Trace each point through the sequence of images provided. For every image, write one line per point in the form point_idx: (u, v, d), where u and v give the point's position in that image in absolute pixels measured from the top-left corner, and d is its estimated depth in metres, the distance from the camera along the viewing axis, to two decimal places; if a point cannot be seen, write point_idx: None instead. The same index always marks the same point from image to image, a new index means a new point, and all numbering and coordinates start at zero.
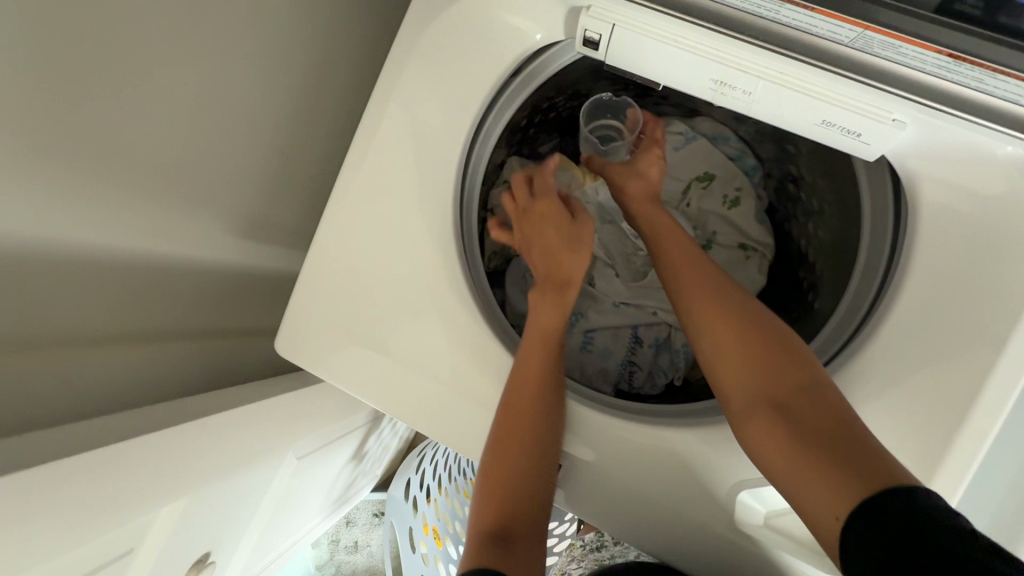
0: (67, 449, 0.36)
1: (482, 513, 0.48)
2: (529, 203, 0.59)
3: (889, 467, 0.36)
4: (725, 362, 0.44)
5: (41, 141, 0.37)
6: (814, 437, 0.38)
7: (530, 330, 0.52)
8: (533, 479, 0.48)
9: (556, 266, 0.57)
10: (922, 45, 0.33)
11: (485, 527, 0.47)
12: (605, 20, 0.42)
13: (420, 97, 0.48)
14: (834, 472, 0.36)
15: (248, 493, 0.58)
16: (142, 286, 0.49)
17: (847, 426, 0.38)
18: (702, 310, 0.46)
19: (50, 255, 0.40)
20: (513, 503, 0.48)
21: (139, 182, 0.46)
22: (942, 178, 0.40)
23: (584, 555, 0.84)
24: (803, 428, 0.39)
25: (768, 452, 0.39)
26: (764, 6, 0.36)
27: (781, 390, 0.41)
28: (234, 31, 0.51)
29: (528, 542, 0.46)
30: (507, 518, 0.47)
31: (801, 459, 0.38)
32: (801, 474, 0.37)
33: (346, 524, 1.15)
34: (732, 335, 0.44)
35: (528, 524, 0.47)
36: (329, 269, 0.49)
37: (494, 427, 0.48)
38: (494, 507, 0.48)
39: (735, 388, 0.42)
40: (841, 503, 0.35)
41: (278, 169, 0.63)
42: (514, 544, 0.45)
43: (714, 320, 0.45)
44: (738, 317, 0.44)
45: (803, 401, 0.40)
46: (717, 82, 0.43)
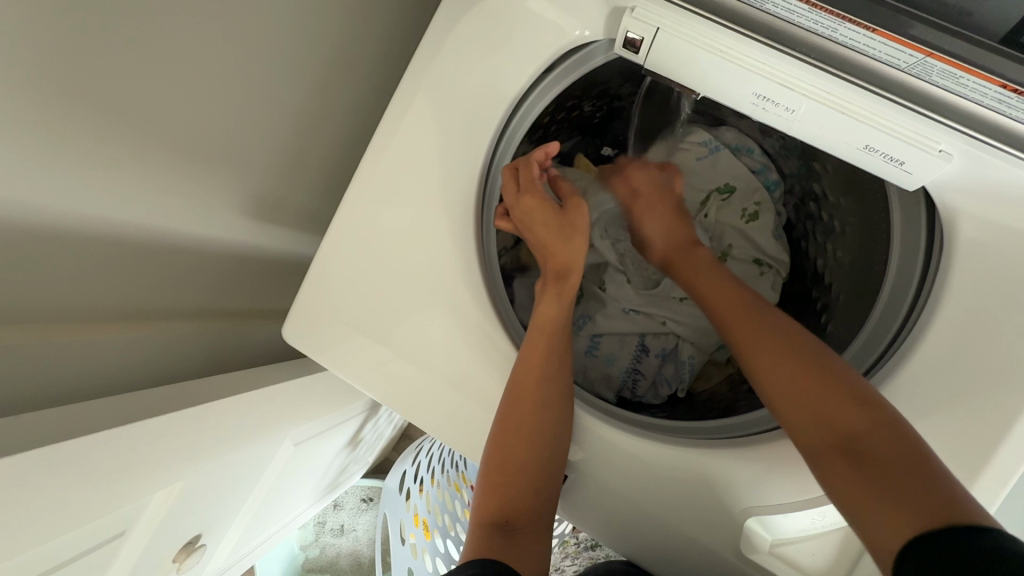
0: (68, 429, 0.35)
1: (486, 509, 0.46)
2: (515, 199, 0.53)
3: (958, 502, 0.33)
4: (782, 393, 0.41)
5: (58, 111, 0.36)
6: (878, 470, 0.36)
7: (534, 324, 0.50)
8: (541, 475, 0.46)
9: (556, 258, 0.54)
10: (987, 77, 0.33)
11: (489, 523, 0.45)
12: (650, 22, 0.41)
13: (450, 88, 0.47)
14: (899, 504, 0.34)
15: (243, 478, 0.57)
16: (150, 265, 0.48)
17: (914, 460, 0.35)
18: (755, 340, 0.44)
19: (60, 228, 0.39)
20: (521, 500, 0.45)
21: (154, 157, 0.45)
22: (983, 216, 0.39)
23: (578, 552, 0.83)
24: (866, 461, 0.36)
25: (834, 484, 0.37)
26: (823, 23, 0.36)
27: (840, 423, 0.38)
28: (265, 6, 0.49)
29: (535, 539, 0.44)
30: (513, 514, 0.45)
31: (870, 495, 0.35)
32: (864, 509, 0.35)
33: (334, 508, 1.14)
34: (789, 369, 0.41)
35: (537, 522, 0.45)
36: (343, 259, 0.48)
37: (496, 420, 0.46)
38: (499, 503, 0.45)
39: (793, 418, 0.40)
40: (911, 535, 0.33)
41: (298, 150, 0.62)
42: (520, 543, 0.43)
43: (771, 355, 0.43)
44: (795, 346, 0.42)
45: (863, 433, 0.37)
46: (760, 97, 0.41)
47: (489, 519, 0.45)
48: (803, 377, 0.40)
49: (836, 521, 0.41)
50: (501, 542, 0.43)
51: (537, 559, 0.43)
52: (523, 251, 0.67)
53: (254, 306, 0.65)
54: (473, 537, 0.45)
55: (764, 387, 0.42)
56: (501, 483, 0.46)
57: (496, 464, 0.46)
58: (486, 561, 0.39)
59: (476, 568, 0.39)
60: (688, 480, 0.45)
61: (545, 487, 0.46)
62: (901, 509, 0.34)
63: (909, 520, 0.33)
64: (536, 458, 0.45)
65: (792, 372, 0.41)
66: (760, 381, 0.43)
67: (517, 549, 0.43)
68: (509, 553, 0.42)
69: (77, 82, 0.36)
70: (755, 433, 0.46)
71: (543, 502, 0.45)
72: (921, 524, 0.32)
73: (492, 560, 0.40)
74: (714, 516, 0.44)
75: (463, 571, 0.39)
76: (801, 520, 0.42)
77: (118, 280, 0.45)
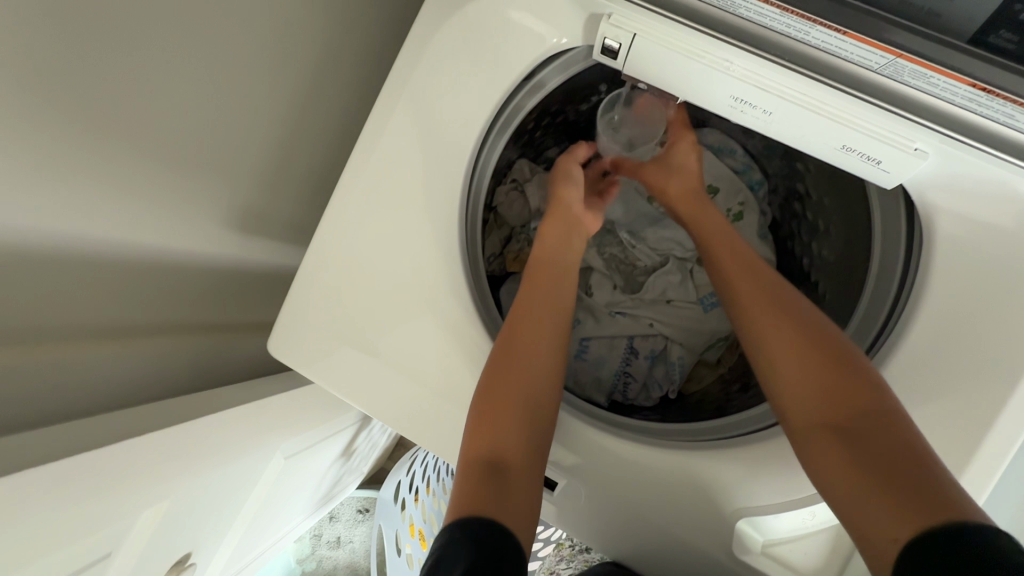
0: (52, 453, 0.35)
1: (475, 447, 0.45)
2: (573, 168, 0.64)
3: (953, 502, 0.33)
4: (782, 371, 0.42)
5: (35, 135, 0.36)
6: (869, 456, 0.37)
7: (522, 317, 0.51)
8: (533, 428, 0.46)
9: (540, 256, 0.56)
10: (957, 77, 0.33)
11: (481, 466, 0.43)
12: (626, 28, 0.41)
13: (432, 97, 0.47)
14: (885, 488, 0.35)
15: (232, 494, 0.56)
16: (133, 283, 0.48)
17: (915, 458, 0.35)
18: (758, 320, 0.45)
19: (39, 250, 0.39)
20: (515, 442, 0.45)
21: (134, 176, 0.45)
22: (960, 212, 0.39)
23: (573, 555, 0.82)
24: (859, 448, 0.37)
25: (830, 469, 0.37)
26: (795, 26, 0.36)
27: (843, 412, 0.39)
28: (243, 20, 0.49)
29: (529, 486, 0.43)
30: (508, 457, 0.44)
31: (855, 476, 0.36)
32: (848, 491, 0.36)
33: (330, 520, 1.13)
34: (794, 353, 0.42)
35: (530, 471, 0.44)
36: (327, 271, 0.48)
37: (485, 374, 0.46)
38: (490, 445, 0.44)
39: (793, 401, 0.41)
40: (894, 520, 0.34)
41: (281, 162, 0.61)
42: (512, 490, 0.42)
43: (777, 341, 0.43)
44: (800, 330, 0.43)
45: (868, 425, 0.38)
46: (737, 100, 0.42)
47: (477, 458, 0.44)
48: (803, 359, 0.42)
49: (825, 520, 0.42)
50: (495, 486, 0.42)
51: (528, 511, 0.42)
52: (511, 257, 0.68)
53: (240, 320, 0.64)
54: (462, 481, 0.43)
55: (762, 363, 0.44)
56: (494, 426, 0.45)
57: (492, 408, 0.45)
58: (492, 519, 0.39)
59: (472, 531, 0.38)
60: (678, 483, 0.44)
61: (534, 444, 0.45)
62: (885, 494, 0.35)
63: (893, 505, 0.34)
64: (528, 411, 0.46)
65: (799, 358, 0.42)
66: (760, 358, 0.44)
67: (509, 500, 0.42)
68: (501, 505, 0.41)
69: (49, 99, 0.36)
70: (743, 434, 0.47)
71: (537, 455, 0.45)
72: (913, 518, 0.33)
73: (481, 521, 0.39)
74: (706, 519, 0.44)
75: (453, 535, 0.38)
76: (791, 519, 0.42)
77: (98, 298, 0.45)
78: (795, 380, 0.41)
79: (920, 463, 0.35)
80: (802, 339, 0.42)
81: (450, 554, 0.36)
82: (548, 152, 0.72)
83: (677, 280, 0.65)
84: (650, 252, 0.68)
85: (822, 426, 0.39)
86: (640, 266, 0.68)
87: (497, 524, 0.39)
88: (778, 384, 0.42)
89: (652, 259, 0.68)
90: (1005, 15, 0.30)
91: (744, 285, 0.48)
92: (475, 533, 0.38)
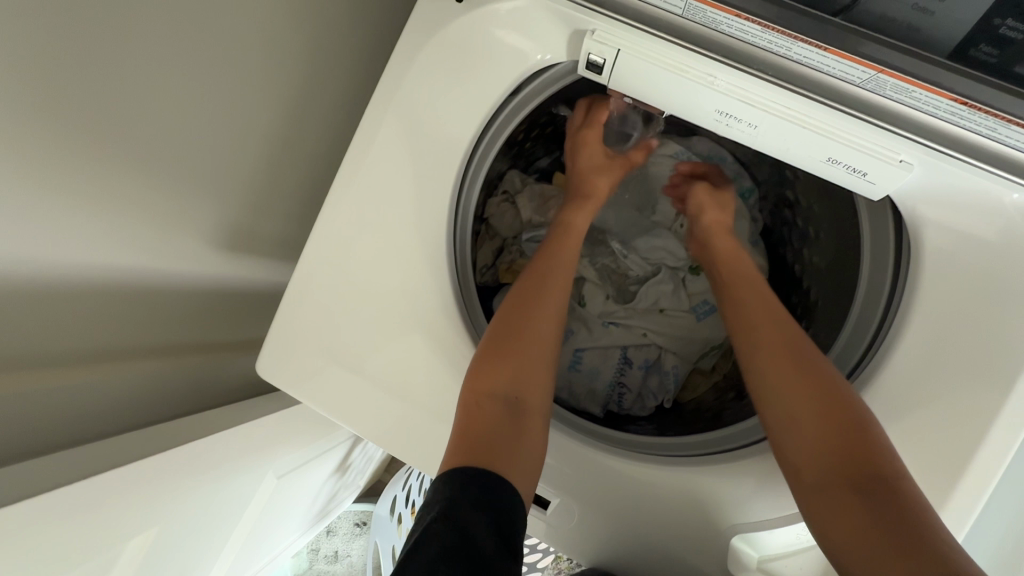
0: (37, 486, 0.34)
1: (486, 385, 0.44)
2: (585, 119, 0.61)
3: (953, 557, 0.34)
4: (791, 418, 0.42)
5: (18, 165, 0.35)
6: (877, 508, 0.37)
7: (505, 319, 0.50)
8: (541, 379, 0.47)
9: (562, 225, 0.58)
10: (937, 91, 0.34)
11: (492, 406, 0.44)
12: (609, 44, 0.41)
13: (420, 114, 0.47)
14: (892, 541, 0.35)
15: (225, 516, 0.56)
16: (121, 306, 0.47)
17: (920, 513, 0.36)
18: (767, 365, 0.45)
19: (23, 278, 0.38)
20: (526, 387, 0.46)
21: (120, 199, 0.44)
22: (946, 223, 0.39)
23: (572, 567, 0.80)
24: (867, 499, 0.37)
25: (834, 519, 0.38)
26: (776, 43, 0.36)
27: (852, 461, 0.38)
28: (230, 41, 0.49)
29: (540, 427, 0.45)
30: (518, 403, 0.45)
31: (861, 529, 0.37)
32: (861, 549, 0.36)
33: (327, 534, 1.12)
34: (806, 408, 0.41)
35: (540, 415, 0.46)
36: (315, 290, 0.47)
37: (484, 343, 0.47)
38: (501, 385, 0.45)
39: (800, 448, 0.41)
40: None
41: (270, 179, 0.61)
42: (522, 434, 0.44)
43: (785, 385, 0.43)
44: (808, 375, 0.42)
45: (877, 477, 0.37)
46: (722, 113, 0.42)
47: (488, 397, 0.44)
48: (811, 407, 0.41)
49: None
50: (509, 427, 0.43)
51: (540, 453, 0.44)
52: (503, 268, 0.67)
53: (231, 338, 0.64)
54: (473, 419, 0.43)
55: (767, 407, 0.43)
56: (506, 369, 0.45)
57: (505, 357, 0.46)
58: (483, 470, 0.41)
59: (481, 491, 0.40)
60: (671, 499, 0.44)
61: (543, 393, 0.47)
62: (891, 547, 0.35)
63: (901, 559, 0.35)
64: (535, 362, 0.48)
65: (809, 408, 0.41)
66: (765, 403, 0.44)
67: (519, 446, 0.43)
68: (512, 451, 0.42)
69: (30, 129, 0.35)
70: (738, 447, 0.46)
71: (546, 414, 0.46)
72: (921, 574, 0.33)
73: (494, 474, 0.41)
74: (702, 535, 0.44)
75: (461, 492, 0.39)
76: (784, 535, 0.42)
77: (84, 324, 0.44)
78: (807, 436, 0.41)
79: (927, 524, 0.36)
80: (811, 383, 0.42)
81: (464, 514, 0.38)
82: (538, 161, 0.72)
83: (670, 289, 0.65)
84: (642, 260, 0.67)
85: (835, 484, 0.38)
86: (632, 275, 0.68)
87: (506, 481, 0.41)
88: (786, 432, 0.42)
89: (644, 268, 0.67)
90: (985, 29, 0.30)
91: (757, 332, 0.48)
92: (485, 490, 0.40)
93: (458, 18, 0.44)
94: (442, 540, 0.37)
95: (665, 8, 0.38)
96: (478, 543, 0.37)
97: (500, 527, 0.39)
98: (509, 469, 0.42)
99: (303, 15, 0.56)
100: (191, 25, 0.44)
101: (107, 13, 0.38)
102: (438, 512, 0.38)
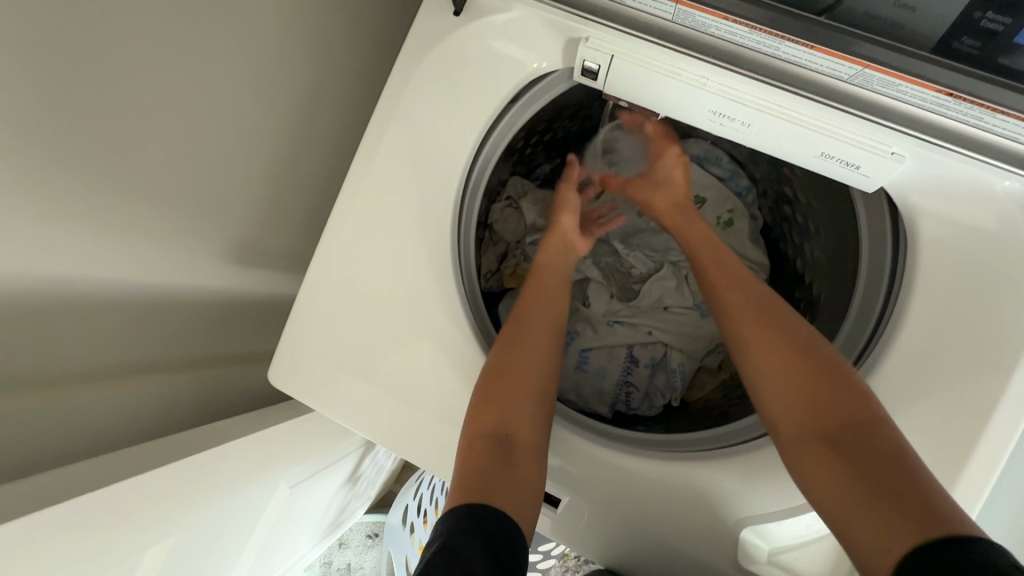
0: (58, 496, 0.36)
1: (478, 425, 0.45)
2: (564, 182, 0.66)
3: (944, 512, 0.34)
4: (770, 382, 0.43)
5: (34, 186, 0.37)
6: (862, 466, 0.37)
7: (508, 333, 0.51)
8: (532, 413, 0.47)
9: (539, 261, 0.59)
10: (923, 83, 0.34)
11: (485, 446, 0.45)
12: (604, 50, 0.42)
13: (423, 124, 0.48)
14: (881, 500, 0.36)
15: (239, 527, 0.56)
16: (135, 321, 0.49)
17: (909, 469, 0.36)
18: (747, 333, 0.46)
19: (41, 295, 0.40)
20: (517, 422, 0.46)
21: (133, 217, 0.46)
22: (941, 213, 0.40)
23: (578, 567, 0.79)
24: (851, 456, 0.38)
25: (819, 479, 0.38)
26: (764, 43, 0.37)
27: (837, 422, 0.40)
28: (235, 61, 0.50)
29: (534, 457, 0.45)
30: (511, 439, 0.45)
31: (846, 488, 0.37)
32: (853, 507, 0.37)
33: (339, 546, 1.12)
34: (786, 373, 0.43)
35: (535, 449, 0.46)
36: (323, 299, 0.48)
37: (484, 370, 0.47)
38: (493, 424, 0.45)
39: (785, 414, 0.42)
40: (900, 537, 0.34)
41: (277, 194, 0.63)
42: (516, 473, 0.44)
43: (762, 353, 0.44)
44: (790, 344, 0.44)
45: (859, 435, 0.38)
46: (717, 114, 0.43)
47: (481, 438, 0.45)
48: (792, 373, 0.42)
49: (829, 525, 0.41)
50: (503, 466, 0.44)
51: (535, 485, 0.44)
52: (508, 273, 0.68)
53: (241, 351, 0.65)
54: (468, 461, 0.44)
55: (751, 376, 0.45)
56: (497, 410, 0.46)
57: (500, 385, 0.47)
58: (474, 505, 0.41)
59: (476, 522, 0.40)
60: (680, 494, 0.44)
61: (538, 422, 0.47)
62: (878, 505, 0.36)
63: (892, 516, 0.35)
64: (530, 392, 0.48)
65: (788, 373, 0.43)
66: (749, 371, 0.45)
67: (512, 476, 0.44)
68: (506, 491, 0.43)
69: (46, 150, 0.37)
70: (744, 442, 0.46)
71: (543, 434, 0.47)
72: (912, 532, 0.34)
73: (488, 505, 0.41)
74: (712, 530, 0.44)
75: (458, 525, 0.40)
76: (793, 527, 0.42)
77: (97, 338, 0.45)
78: (790, 401, 0.42)
79: (915, 472, 0.36)
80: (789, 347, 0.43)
81: (460, 544, 0.38)
82: (540, 168, 0.74)
83: (673, 287, 0.66)
84: (644, 259, 0.69)
85: (815, 445, 0.39)
86: (635, 273, 0.69)
87: (506, 517, 0.41)
88: (769, 398, 0.43)
89: (647, 266, 0.68)
90: (966, 23, 0.31)
91: (735, 301, 0.48)
92: (479, 521, 0.40)
93: (456, 32, 0.46)
94: (441, 568, 0.36)
95: (655, 14, 0.40)
96: (476, 566, 0.36)
97: (497, 554, 0.39)
98: (503, 498, 0.42)
99: (306, 34, 0.58)
100: (198, 46, 0.46)
101: (119, 39, 0.39)
102: (437, 546, 0.38)
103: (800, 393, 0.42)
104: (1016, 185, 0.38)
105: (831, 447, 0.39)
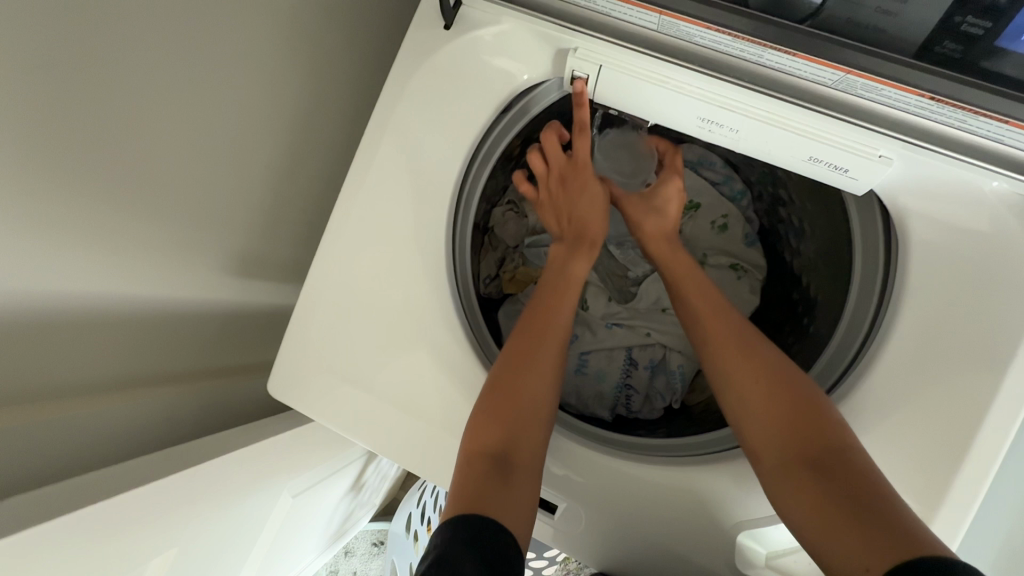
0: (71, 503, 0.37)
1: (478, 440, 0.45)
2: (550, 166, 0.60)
3: (924, 537, 0.34)
4: (751, 407, 0.44)
5: (38, 204, 0.38)
6: (838, 487, 0.38)
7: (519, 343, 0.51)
8: (533, 436, 0.46)
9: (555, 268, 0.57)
10: (905, 88, 0.35)
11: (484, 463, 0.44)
12: (593, 61, 0.44)
13: (413, 135, 0.49)
14: (859, 524, 0.36)
15: (244, 535, 0.57)
16: (137, 333, 0.50)
17: (883, 494, 0.37)
18: (724, 361, 0.47)
19: (49, 312, 0.41)
20: (517, 442, 0.45)
21: (135, 232, 0.47)
22: (931, 215, 0.41)
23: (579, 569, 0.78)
24: (826, 479, 0.38)
25: (798, 498, 0.39)
26: (749, 51, 0.38)
27: (815, 447, 0.40)
28: (231, 76, 0.51)
29: (528, 483, 0.44)
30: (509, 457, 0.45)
31: (824, 508, 0.37)
32: (830, 530, 0.37)
33: (345, 555, 1.12)
34: (768, 396, 0.43)
35: (528, 472, 0.45)
36: (319, 311, 0.49)
37: (489, 386, 0.47)
38: (494, 439, 0.45)
39: (768, 441, 0.42)
40: (873, 557, 0.34)
41: (274, 205, 0.64)
42: (511, 492, 0.43)
43: (742, 377, 0.45)
44: (770, 371, 0.44)
45: (838, 460, 0.39)
46: (704, 120, 0.44)
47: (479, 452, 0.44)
48: (773, 397, 0.43)
49: None
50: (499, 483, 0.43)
51: (528, 507, 0.44)
52: (507, 278, 0.68)
53: (240, 362, 0.65)
54: (463, 479, 0.43)
55: (730, 400, 0.46)
56: (499, 427, 0.45)
57: (503, 401, 0.46)
58: (470, 518, 0.41)
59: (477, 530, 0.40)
60: (675, 498, 0.45)
61: (535, 446, 0.46)
62: (858, 528, 0.36)
63: (870, 541, 0.35)
64: (530, 413, 0.47)
65: (767, 398, 0.43)
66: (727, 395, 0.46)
67: (509, 499, 0.43)
68: (501, 507, 0.42)
69: (51, 169, 0.38)
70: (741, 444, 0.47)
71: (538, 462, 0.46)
72: (894, 554, 0.34)
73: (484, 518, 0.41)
74: (709, 533, 0.44)
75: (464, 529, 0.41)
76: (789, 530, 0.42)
77: (102, 350, 0.47)
78: (769, 430, 0.42)
79: (888, 498, 0.37)
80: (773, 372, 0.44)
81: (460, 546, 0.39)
82: None
83: None
84: (641, 261, 0.70)
85: (794, 466, 0.40)
86: (631, 275, 0.70)
87: (500, 530, 0.40)
88: (748, 419, 0.44)
89: (643, 269, 0.69)
90: (947, 27, 0.31)
91: (715, 325, 0.49)
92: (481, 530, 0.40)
93: (446, 44, 0.47)
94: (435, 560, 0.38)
95: (640, 25, 0.40)
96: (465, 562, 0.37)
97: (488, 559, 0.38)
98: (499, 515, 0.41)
99: (300, 47, 0.59)
100: (193, 64, 0.47)
101: (119, 62, 0.41)
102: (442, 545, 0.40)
103: (779, 426, 0.42)
104: (1004, 184, 0.39)
105: (808, 470, 0.39)
